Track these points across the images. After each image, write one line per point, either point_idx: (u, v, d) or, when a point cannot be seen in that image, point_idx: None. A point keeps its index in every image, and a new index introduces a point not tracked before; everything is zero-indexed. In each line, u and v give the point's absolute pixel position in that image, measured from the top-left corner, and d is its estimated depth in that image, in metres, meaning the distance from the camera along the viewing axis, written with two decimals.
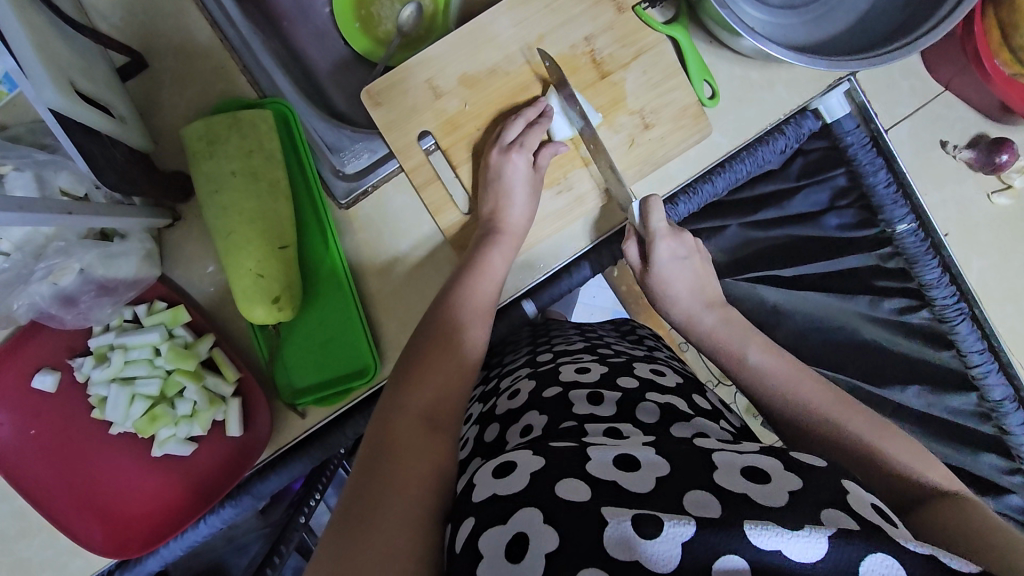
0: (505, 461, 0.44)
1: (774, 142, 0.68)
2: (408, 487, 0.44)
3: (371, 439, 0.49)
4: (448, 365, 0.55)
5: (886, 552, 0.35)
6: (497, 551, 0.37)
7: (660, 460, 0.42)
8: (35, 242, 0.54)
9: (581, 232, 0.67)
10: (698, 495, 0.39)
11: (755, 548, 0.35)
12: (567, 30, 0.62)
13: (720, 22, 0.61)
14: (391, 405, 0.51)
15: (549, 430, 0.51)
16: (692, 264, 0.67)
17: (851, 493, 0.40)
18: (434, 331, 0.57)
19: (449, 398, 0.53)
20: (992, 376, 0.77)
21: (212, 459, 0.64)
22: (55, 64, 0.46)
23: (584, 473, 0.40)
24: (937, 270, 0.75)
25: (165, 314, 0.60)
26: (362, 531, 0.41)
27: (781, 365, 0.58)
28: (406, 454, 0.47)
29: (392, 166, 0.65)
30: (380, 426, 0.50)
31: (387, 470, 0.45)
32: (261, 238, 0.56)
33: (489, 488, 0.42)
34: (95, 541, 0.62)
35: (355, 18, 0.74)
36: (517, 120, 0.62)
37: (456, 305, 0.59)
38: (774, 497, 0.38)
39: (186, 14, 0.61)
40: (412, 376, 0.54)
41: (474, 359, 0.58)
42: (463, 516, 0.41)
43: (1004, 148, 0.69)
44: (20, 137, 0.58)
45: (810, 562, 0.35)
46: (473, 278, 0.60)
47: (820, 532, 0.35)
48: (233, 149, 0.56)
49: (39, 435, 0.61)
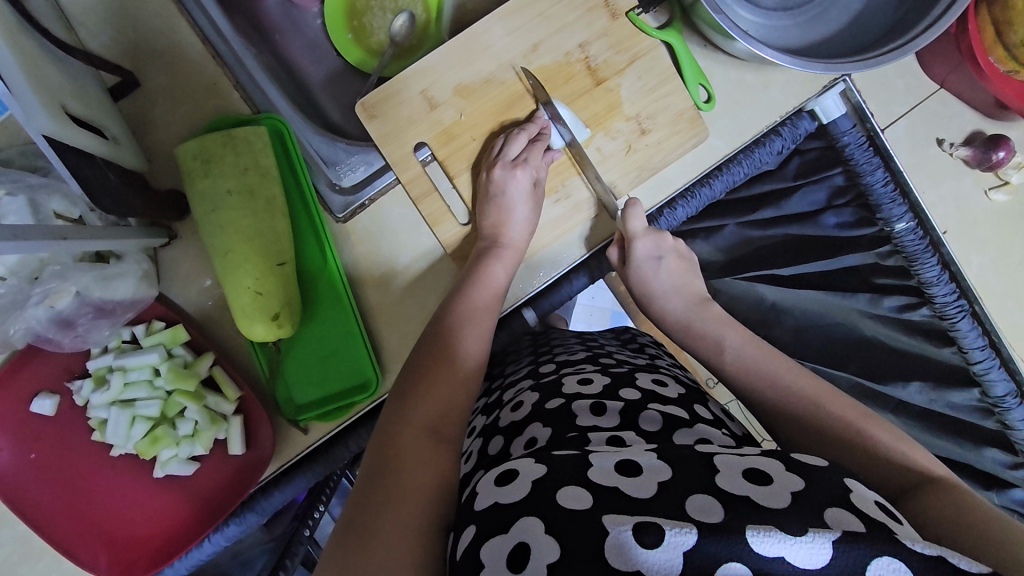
0: (506, 470, 0.43)
1: (771, 143, 0.68)
2: (412, 499, 0.44)
3: (374, 450, 0.49)
4: (452, 378, 0.55)
5: (892, 555, 0.35)
6: (497, 559, 0.37)
7: (661, 464, 0.42)
8: (30, 265, 0.53)
9: (575, 241, 0.66)
10: (700, 499, 0.39)
11: (758, 556, 0.35)
12: (562, 37, 0.62)
13: (714, 26, 0.61)
14: (396, 416, 0.51)
15: (554, 441, 0.52)
16: (668, 262, 0.68)
17: (854, 491, 0.41)
18: (436, 341, 0.57)
19: (453, 410, 0.53)
20: (994, 372, 0.77)
21: (216, 477, 0.64)
22: (46, 88, 0.45)
23: (585, 479, 0.40)
24: (937, 267, 0.74)
25: (164, 334, 0.59)
26: (366, 544, 0.41)
27: (781, 365, 0.58)
28: (410, 465, 0.46)
29: (389, 178, 0.65)
30: (384, 437, 0.50)
31: (390, 479, 0.45)
32: (258, 255, 0.56)
33: (490, 496, 0.42)
34: (100, 565, 0.61)
35: (348, 29, 0.74)
36: (522, 134, 0.62)
37: (460, 316, 0.58)
38: (775, 498, 0.39)
39: (179, 32, 0.61)
40: (415, 388, 0.53)
41: (475, 368, 0.57)
42: (463, 525, 0.41)
43: (1000, 145, 0.68)
44: (13, 160, 0.57)
45: (815, 567, 0.34)
46: (476, 291, 0.60)
47: (824, 536, 0.35)
48: (228, 166, 0.56)
49: (39, 459, 0.60)
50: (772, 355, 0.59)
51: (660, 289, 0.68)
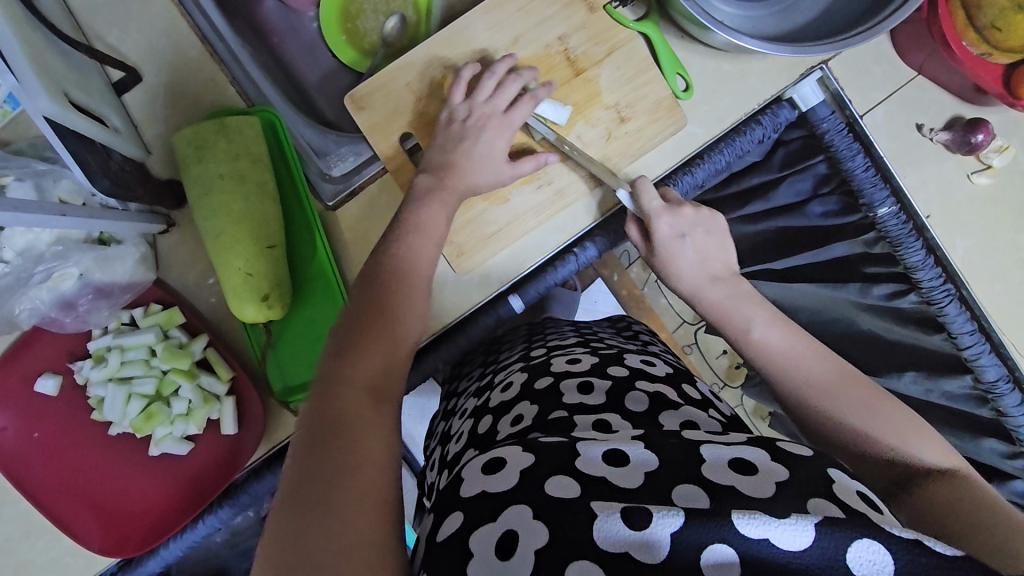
0: (495, 458, 0.45)
1: (751, 132, 0.71)
2: (362, 472, 0.43)
3: (309, 419, 0.46)
4: (389, 337, 0.53)
5: (873, 538, 0.35)
6: (485, 549, 0.38)
7: (651, 456, 0.43)
8: (36, 249, 0.57)
9: (584, 211, 0.68)
10: (687, 487, 0.39)
11: (743, 537, 0.35)
12: (542, 30, 0.65)
13: (689, 17, 0.63)
14: (332, 380, 0.48)
15: (538, 420, 0.53)
16: (694, 239, 0.65)
17: (837, 482, 0.40)
18: (377, 294, 0.55)
19: (391, 372, 0.51)
20: (985, 357, 0.75)
21: (208, 457, 0.66)
22: (49, 76, 0.48)
23: (574, 469, 0.41)
24: (922, 252, 0.74)
25: (160, 315, 0.62)
26: (318, 526, 0.39)
27: (763, 335, 0.59)
28: (354, 436, 0.45)
29: (377, 167, 0.68)
30: (319, 405, 0.47)
31: (332, 450, 0.43)
32: (249, 237, 0.58)
33: (478, 484, 0.43)
34: (95, 538, 0.64)
35: (342, 31, 0.78)
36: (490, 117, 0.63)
37: (405, 270, 0.57)
38: (761, 488, 0.39)
39: (179, 30, 0.64)
40: (348, 345, 0.51)
41: (419, 315, 0.56)
42: (450, 510, 0.43)
43: (979, 128, 0.69)
44: (23, 152, 0.61)
45: (799, 550, 0.35)
46: (423, 247, 0.58)
47: (807, 520, 0.35)
48: (220, 152, 0.59)
49: (42, 437, 0.63)
50: (797, 335, 0.58)
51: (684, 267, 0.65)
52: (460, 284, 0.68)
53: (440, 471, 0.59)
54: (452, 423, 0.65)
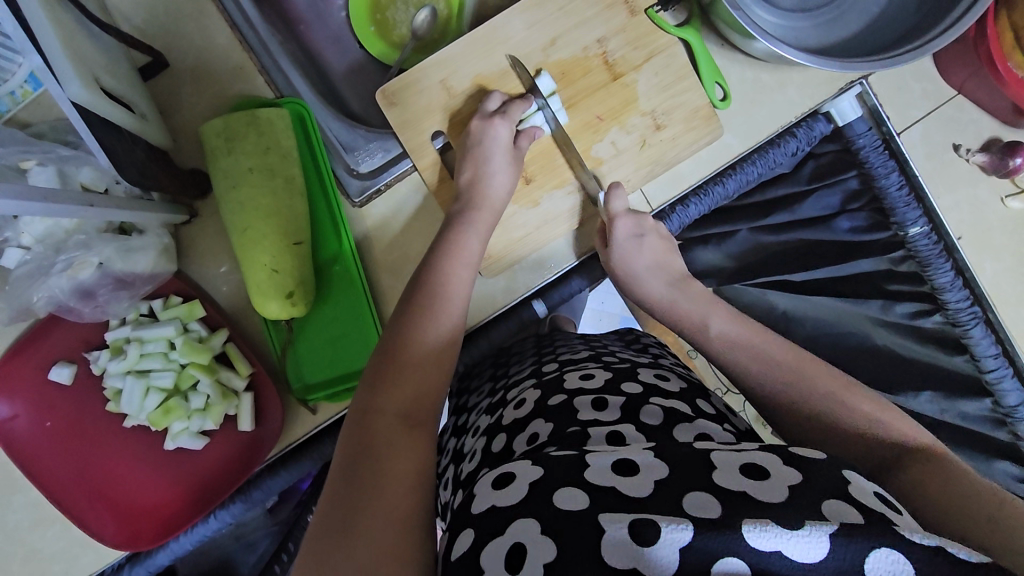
0: (504, 473, 0.43)
1: (785, 144, 0.69)
2: (390, 490, 0.43)
3: (347, 438, 0.48)
4: (422, 359, 0.53)
5: (891, 547, 0.33)
6: (495, 561, 0.37)
7: (658, 463, 0.42)
8: (56, 236, 0.56)
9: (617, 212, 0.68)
10: (697, 496, 0.38)
11: (755, 551, 0.34)
12: (581, 32, 0.62)
13: (733, 25, 0.61)
14: (364, 406, 0.49)
15: (554, 436, 0.51)
16: (652, 240, 0.65)
17: (853, 483, 0.40)
18: (409, 322, 0.55)
19: (425, 397, 0.51)
20: (1007, 381, 0.79)
21: (222, 453, 0.65)
22: (82, 62, 0.47)
23: (583, 480, 0.40)
24: (950, 273, 0.76)
25: (180, 309, 0.61)
26: (347, 540, 0.40)
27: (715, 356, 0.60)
28: (385, 452, 0.46)
29: (406, 165, 0.66)
30: (356, 427, 0.48)
31: (365, 468, 0.44)
32: (277, 233, 0.57)
33: (488, 499, 0.41)
34: (107, 531, 0.62)
35: (371, 21, 0.76)
36: (501, 122, 0.60)
37: (426, 292, 0.56)
38: (772, 494, 0.38)
39: (207, 16, 0.62)
40: (384, 373, 0.51)
41: (457, 318, 0.57)
42: (462, 527, 0.41)
43: (1017, 152, 0.70)
44: (44, 134, 0.59)
45: (812, 561, 0.34)
46: (447, 265, 0.58)
47: (821, 530, 0.34)
48: (250, 145, 0.57)
49: (55, 427, 0.62)
50: (757, 332, 0.58)
51: (650, 296, 0.66)
52: (486, 287, 0.67)
53: (453, 491, 0.58)
54: (465, 440, 0.64)
